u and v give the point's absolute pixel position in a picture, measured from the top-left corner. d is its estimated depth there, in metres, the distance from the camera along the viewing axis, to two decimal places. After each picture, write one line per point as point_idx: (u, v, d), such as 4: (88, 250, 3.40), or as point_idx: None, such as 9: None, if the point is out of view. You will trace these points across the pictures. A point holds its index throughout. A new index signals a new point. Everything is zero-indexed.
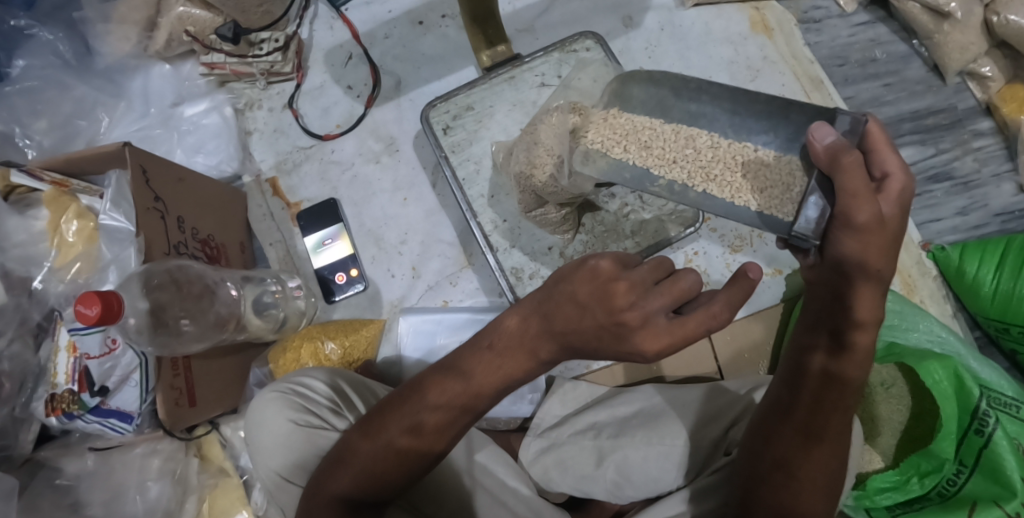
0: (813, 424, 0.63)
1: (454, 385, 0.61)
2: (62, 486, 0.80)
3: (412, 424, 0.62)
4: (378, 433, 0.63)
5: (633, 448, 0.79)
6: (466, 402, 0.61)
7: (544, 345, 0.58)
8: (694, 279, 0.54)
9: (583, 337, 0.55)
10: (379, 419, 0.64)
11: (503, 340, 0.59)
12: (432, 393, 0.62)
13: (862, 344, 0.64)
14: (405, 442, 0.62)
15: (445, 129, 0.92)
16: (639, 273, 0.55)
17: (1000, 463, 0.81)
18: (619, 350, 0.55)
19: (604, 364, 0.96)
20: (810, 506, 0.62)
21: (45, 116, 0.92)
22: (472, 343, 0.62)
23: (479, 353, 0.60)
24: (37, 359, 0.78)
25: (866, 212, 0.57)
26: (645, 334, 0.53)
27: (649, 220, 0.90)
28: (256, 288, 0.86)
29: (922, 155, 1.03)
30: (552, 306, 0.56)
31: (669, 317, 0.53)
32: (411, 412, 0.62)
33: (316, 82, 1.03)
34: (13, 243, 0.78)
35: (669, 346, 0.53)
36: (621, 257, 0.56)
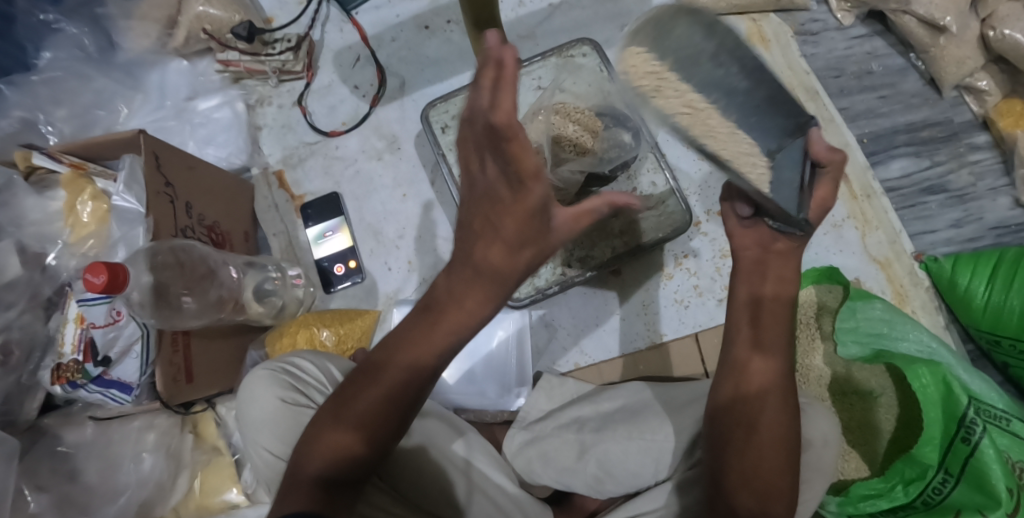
0: (764, 369, 0.66)
1: (407, 364, 0.62)
2: (61, 453, 0.80)
3: (377, 404, 0.62)
4: (347, 411, 0.63)
5: (614, 442, 0.80)
6: (425, 367, 0.62)
7: (478, 291, 0.59)
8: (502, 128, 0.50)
9: (499, 237, 0.56)
10: (346, 398, 0.63)
11: (443, 294, 0.61)
12: (392, 365, 0.62)
13: (780, 293, 0.68)
14: (375, 417, 0.62)
15: (444, 128, 0.95)
16: (470, 151, 0.55)
17: (987, 471, 0.81)
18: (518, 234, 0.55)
19: (592, 361, 0.95)
20: (775, 462, 0.63)
21: (66, 105, 0.98)
22: (416, 323, 0.62)
23: (423, 329, 0.61)
24: (46, 329, 0.81)
25: (825, 191, 0.65)
26: (518, 205, 0.54)
27: (639, 221, 0.90)
28: (258, 274, 0.90)
29: (917, 167, 1.04)
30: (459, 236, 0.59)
31: (508, 171, 0.53)
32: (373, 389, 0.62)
33: (324, 81, 1.07)
34: (29, 221, 0.83)
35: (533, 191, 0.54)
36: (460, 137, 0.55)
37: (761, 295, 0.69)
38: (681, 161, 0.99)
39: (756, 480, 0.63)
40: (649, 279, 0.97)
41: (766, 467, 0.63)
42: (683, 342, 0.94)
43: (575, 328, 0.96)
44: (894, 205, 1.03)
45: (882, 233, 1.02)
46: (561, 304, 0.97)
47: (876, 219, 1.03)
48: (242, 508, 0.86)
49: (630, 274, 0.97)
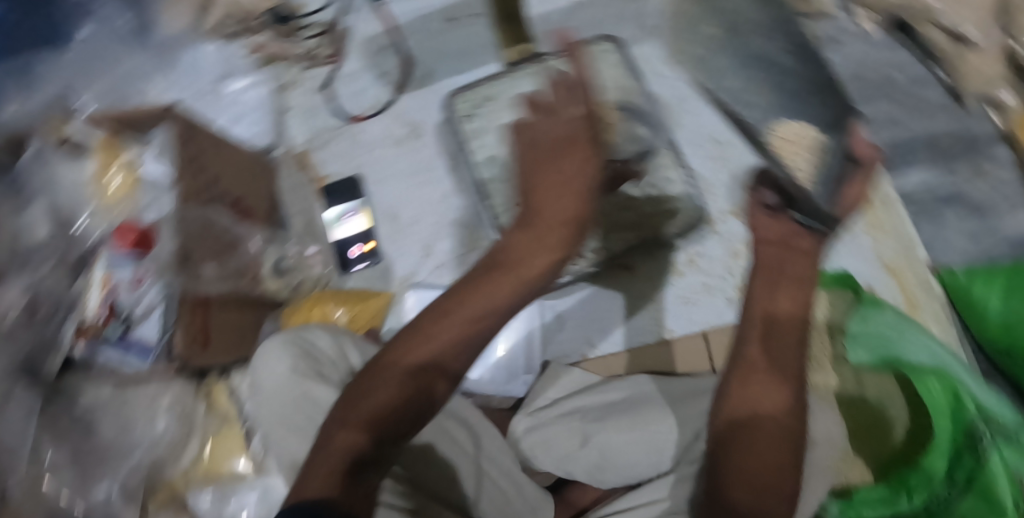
0: (771, 365, 0.65)
1: (416, 360, 0.59)
2: (80, 411, 0.82)
3: (394, 400, 0.58)
4: (362, 404, 0.58)
5: (616, 431, 0.80)
6: (445, 358, 0.59)
7: (504, 284, 0.61)
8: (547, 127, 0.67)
9: (552, 225, 0.63)
10: (360, 394, 0.59)
11: (465, 290, 0.61)
12: (409, 355, 0.59)
13: (800, 292, 0.70)
14: (392, 407, 0.58)
15: (467, 116, 0.98)
16: (531, 151, 0.66)
17: (994, 484, 0.82)
18: (561, 225, 0.63)
19: (601, 353, 0.95)
20: (775, 459, 0.59)
21: (101, 81, 1.03)
22: (425, 322, 0.61)
23: (437, 319, 0.60)
24: (69, 291, 0.82)
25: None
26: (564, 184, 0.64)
27: (650, 214, 0.94)
28: (279, 249, 0.95)
29: (935, 177, 1.04)
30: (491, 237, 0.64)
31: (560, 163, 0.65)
32: (389, 386, 0.58)
33: (352, 68, 1.09)
34: (63, 185, 0.87)
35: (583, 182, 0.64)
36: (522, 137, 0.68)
37: (784, 292, 0.70)
38: (699, 160, 1.00)
39: (755, 476, 0.58)
40: (662, 275, 0.97)
41: (762, 464, 0.59)
42: (693, 339, 0.94)
43: (586, 319, 0.96)
44: (908, 213, 1.05)
45: (894, 240, 1.04)
46: (572, 295, 0.96)
47: (889, 226, 1.04)
48: (250, 480, 0.86)
49: (645, 269, 0.97)
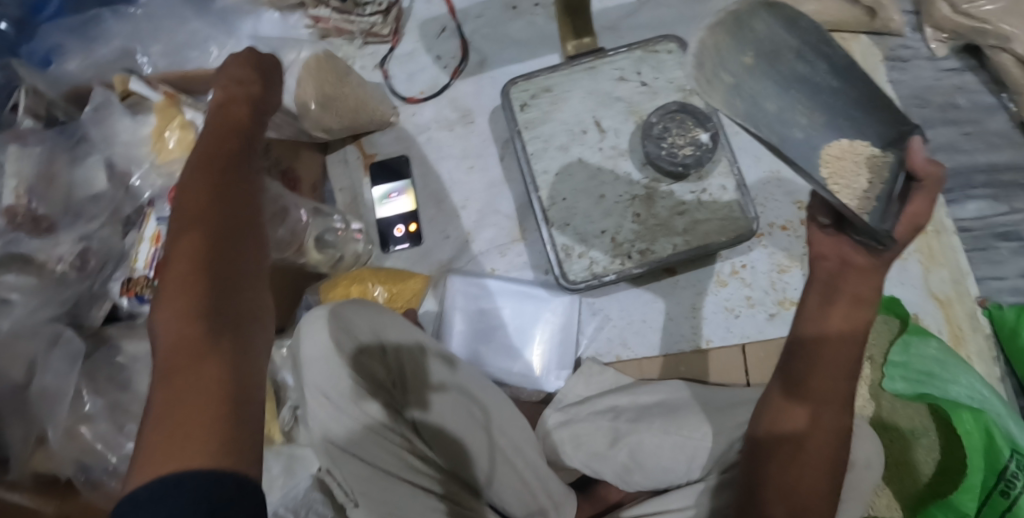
0: (822, 392, 0.63)
1: (194, 257, 0.52)
2: (119, 363, 0.83)
3: (201, 279, 0.51)
4: (175, 305, 0.50)
5: (649, 434, 0.79)
6: (234, 225, 0.55)
7: (237, 155, 0.60)
8: (231, 62, 0.68)
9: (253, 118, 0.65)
10: (165, 296, 0.51)
11: (209, 167, 0.57)
12: (188, 237, 0.53)
13: (854, 313, 0.63)
14: (209, 287, 0.51)
15: (522, 106, 0.92)
16: (227, 77, 0.67)
17: None
18: (256, 98, 0.66)
19: (635, 355, 0.94)
20: (813, 487, 0.63)
21: (161, 41, 1.00)
22: (180, 219, 0.54)
23: (200, 201, 0.55)
24: (122, 245, 0.87)
25: (921, 206, 0.60)
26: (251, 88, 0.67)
27: (703, 221, 0.85)
28: (323, 222, 0.93)
29: (992, 210, 1.01)
30: (215, 124, 0.62)
31: (255, 82, 0.68)
32: (196, 297, 0.51)
33: (407, 48, 1.09)
34: (119, 141, 0.87)
35: (254, 75, 0.68)
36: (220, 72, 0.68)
37: (836, 311, 0.63)
38: (749, 171, 0.99)
39: (795, 495, 0.64)
40: (704, 283, 0.95)
41: (799, 491, 0.64)
42: (730, 351, 0.93)
43: (624, 320, 0.95)
44: (963, 245, 1.01)
45: (946, 271, 1.00)
46: (612, 295, 0.96)
47: (943, 257, 1.00)
48: (276, 446, 0.87)
49: (685, 276, 0.96)
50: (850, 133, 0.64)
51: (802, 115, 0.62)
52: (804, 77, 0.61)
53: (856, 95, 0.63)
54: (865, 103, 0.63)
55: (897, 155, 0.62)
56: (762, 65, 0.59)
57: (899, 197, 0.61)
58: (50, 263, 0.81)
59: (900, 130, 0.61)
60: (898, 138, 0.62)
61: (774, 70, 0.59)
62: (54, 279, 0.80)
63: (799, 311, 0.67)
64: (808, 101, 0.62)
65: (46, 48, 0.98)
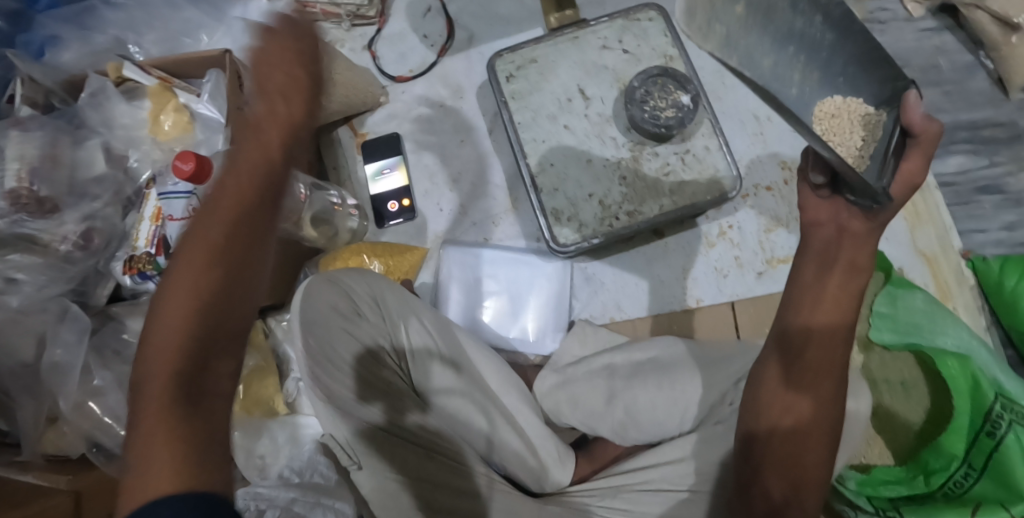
0: (819, 363, 0.63)
1: (195, 285, 0.47)
2: (125, 340, 0.86)
3: (192, 310, 0.47)
4: (161, 326, 0.47)
5: (643, 390, 0.82)
6: (241, 253, 0.49)
7: (275, 167, 0.52)
8: (270, 34, 0.53)
9: (290, 115, 0.52)
10: (152, 317, 0.47)
11: (236, 180, 0.50)
12: (190, 258, 0.48)
13: (849, 282, 0.63)
14: (199, 314, 0.47)
15: (509, 77, 0.93)
16: (257, 61, 0.52)
17: (1011, 466, 0.80)
18: (309, 90, 0.53)
19: (629, 316, 0.96)
20: (815, 455, 0.63)
21: (157, 31, 1.04)
22: (190, 235, 0.49)
23: (211, 219, 0.49)
24: (123, 225, 0.89)
25: (916, 163, 0.60)
26: (298, 76, 0.53)
27: (688, 181, 0.88)
28: (321, 196, 0.94)
29: (974, 165, 1.03)
30: (250, 124, 0.52)
31: (304, 64, 0.53)
32: (186, 324, 0.46)
33: (395, 29, 1.10)
34: (118, 125, 0.89)
35: (307, 49, 0.54)
36: (252, 51, 0.53)
37: (831, 281, 0.64)
38: (734, 135, 1.01)
39: (795, 469, 0.63)
40: (693, 245, 0.97)
41: (803, 463, 0.63)
42: (720, 308, 0.95)
43: (617, 284, 0.97)
44: (946, 200, 1.03)
45: (931, 227, 1.02)
46: (604, 261, 0.98)
47: (928, 214, 1.02)
48: (281, 415, 0.89)
49: (674, 239, 0.98)
50: (845, 91, 0.63)
51: (797, 71, 0.60)
52: (799, 30, 0.58)
53: (855, 51, 0.61)
54: (862, 62, 0.61)
55: (892, 114, 0.61)
56: (754, 17, 0.56)
57: (893, 152, 0.61)
58: (55, 242, 0.82)
59: (896, 86, 0.60)
60: (892, 96, 0.61)
61: (767, 23, 0.57)
62: (60, 257, 0.82)
63: (789, 295, 0.67)
64: (803, 56, 0.60)
65: (41, 39, 1.00)
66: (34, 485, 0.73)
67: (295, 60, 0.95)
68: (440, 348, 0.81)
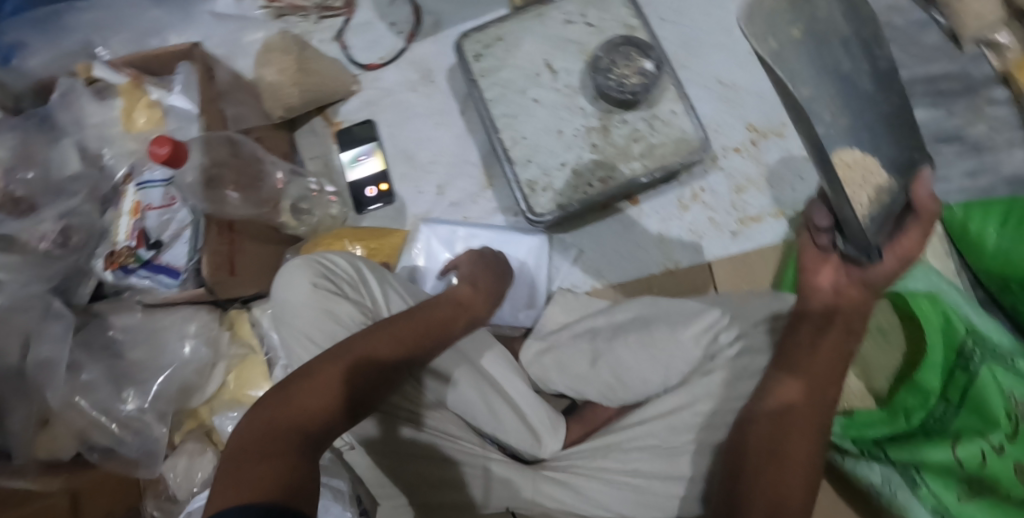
0: (812, 369, 0.65)
1: (361, 368, 0.65)
2: (112, 337, 0.86)
3: (349, 385, 0.63)
4: (316, 382, 0.62)
5: (626, 350, 0.82)
6: (387, 370, 0.66)
7: (442, 329, 0.73)
8: (482, 266, 0.86)
9: (462, 314, 0.76)
10: (316, 370, 0.63)
11: (413, 324, 0.71)
12: (370, 351, 0.66)
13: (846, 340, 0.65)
14: (341, 390, 0.63)
15: (477, 56, 0.95)
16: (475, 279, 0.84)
17: (988, 398, 0.83)
18: (473, 309, 0.79)
19: (611, 281, 0.98)
20: (793, 485, 0.60)
21: (123, 34, 1.05)
22: (373, 333, 0.68)
23: (390, 332, 0.68)
24: (102, 221, 0.87)
25: (915, 238, 0.64)
26: (475, 295, 0.81)
27: (658, 145, 0.90)
28: (299, 183, 0.98)
29: (933, 117, 1.06)
30: (440, 308, 0.75)
31: (490, 289, 0.83)
32: (339, 386, 0.63)
33: (363, 18, 1.11)
34: (89, 124, 0.90)
35: (490, 285, 0.84)
36: (471, 292, 0.81)
37: (834, 315, 0.67)
38: (700, 100, 1.04)
39: (774, 493, 0.59)
40: (668, 210, 1.00)
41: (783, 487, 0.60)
42: (698, 269, 0.98)
43: (596, 252, 1.00)
44: None
45: None
46: (583, 230, 1.00)
47: None
48: None
49: (649, 204, 1.00)
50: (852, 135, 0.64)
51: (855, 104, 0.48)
52: None
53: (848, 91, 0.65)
54: (917, 110, 0.53)
55: (901, 184, 0.66)
56: None
57: (895, 218, 0.65)
58: (33, 241, 0.82)
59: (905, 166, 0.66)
60: (901, 170, 0.66)
61: None
62: (39, 257, 0.82)
63: (801, 286, 0.70)
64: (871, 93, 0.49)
65: (7, 45, 1.00)
66: (26, 490, 0.74)
67: (263, 54, 1.00)
68: None
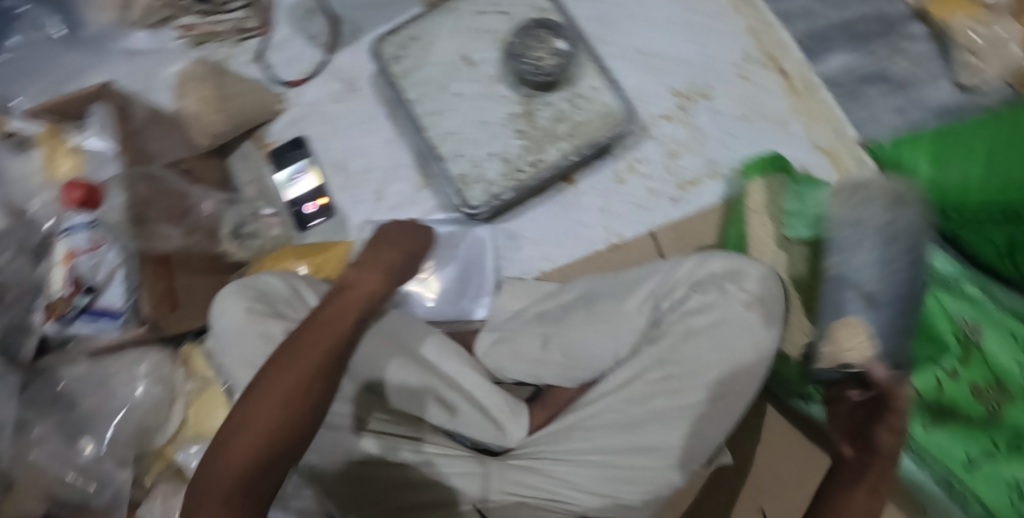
0: None
1: (280, 401, 0.62)
2: (60, 391, 0.86)
3: (272, 421, 0.61)
4: (240, 432, 0.61)
5: (573, 327, 0.83)
6: (307, 386, 0.63)
7: (349, 324, 0.68)
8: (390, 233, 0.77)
9: (367, 297, 0.71)
10: (239, 420, 0.61)
11: (317, 332, 0.66)
12: (282, 377, 0.63)
13: None
14: (267, 429, 0.61)
15: (394, 59, 0.95)
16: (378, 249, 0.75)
17: (934, 328, 0.86)
18: (377, 289, 0.72)
19: (559, 262, 0.99)
20: None
21: (37, 83, 1.08)
22: (284, 357, 0.64)
23: (300, 349, 0.65)
24: (35, 274, 0.85)
25: None
26: (377, 272, 0.73)
27: (583, 123, 0.90)
28: (237, 210, 0.99)
29: (855, 60, 1.04)
30: (339, 301, 0.70)
31: (396, 255, 0.75)
32: (265, 427, 0.61)
33: (281, 36, 1.09)
34: (12, 177, 0.88)
35: (396, 253, 0.75)
36: (372, 266, 0.73)
37: None
38: (625, 73, 1.05)
39: None
40: (606, 185, 1.01)
41: None
42: (642, 239, 0.98)
43: (540, 236, 1.00)
44: (835, 97, 1.03)
45: (826, 125, 1.02)
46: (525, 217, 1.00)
47: (821, 112, 1.02)
48: None
49: (587, 183, 1.01)
50: None
51: None
52: None
53: None
54: None
55: None
56: None
57: None
58: None
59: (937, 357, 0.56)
60: None
61: None
62: None
63: None
64: None
65: None
66: None
67: (183, 84, 1.00)
68: (377, 351, 0.79)
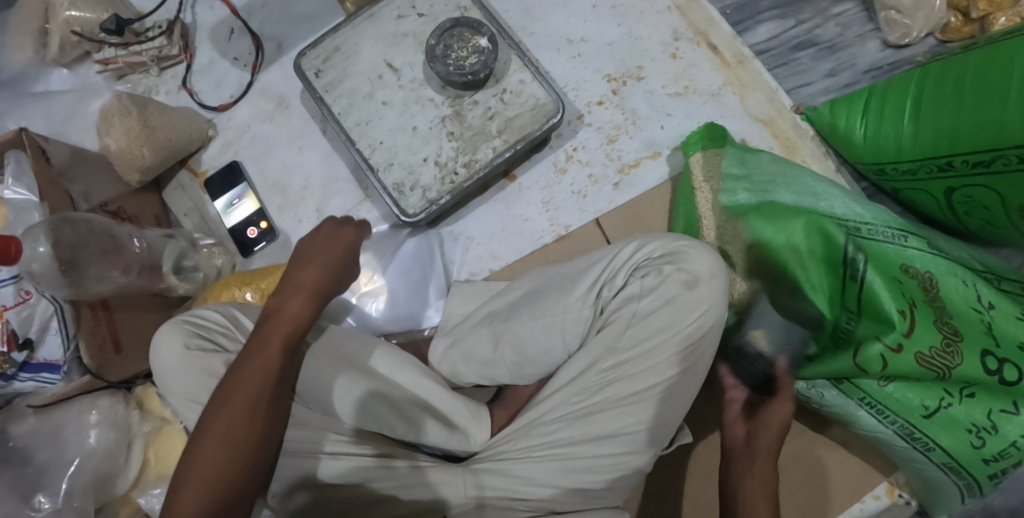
0: None
1: (225, 437, 0.61)
2: (10, 447, 0.83)
3: (220, 458, 0.60)
4: (190, 475, 0.60)
5: (521, 325, 0.81)
6: (249, 416, 0.63)
7: (280, 348, 0.66)
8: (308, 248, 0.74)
9: (297, 319, 0.69)
10: (187, 465, 0.61)
11: (252, 362, 0.65)
12: (223, 415, 0.62)
13: None
14: (216, 467, 0.60)
15: (318, 73, 0.94)
16: (300, 266, 0.72)
17: (880, 301, 0.75)
18: (306, 311, 0.70)
19: (506, 261, 0.99)
20: None
21: None
22: (223, 392, 0.64)
23: (238, 382, 0.64)
24: None
25: None
26: (304, 293, 0.71)
27: (514, 118, 0.89)
28: (178, 244, 0.95)
29: (784, 28, 1.05)
30: (268, 327, 0.68)
31: (323, 268, 0.72)
32: (215, 465, 0.60)
33: (204, 60, 1.08)
34: None
35: (325, 267, 0.73)
36: (298, 286, 0.71)
37: None
38: (555, 63, 1.04)
39: None
40: (546, 177, 1.01)
41: None
42: (588, 227, 0.98)
43: (484, 235, 1.00)
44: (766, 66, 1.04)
45: (760, 93, 1.01)
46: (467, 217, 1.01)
47: (753, 82, 1.01)
48: None
49: (527, 177, 1.01)
50: None
51: None
52: None
53: None
54: None
55: None
56: None
57: None
58: None
59: None
60: None
61: None
62: None
63: None
64: None
65: None
66: None
67: (103, 122, 0.95)
68: (321, 372, 0.78)
